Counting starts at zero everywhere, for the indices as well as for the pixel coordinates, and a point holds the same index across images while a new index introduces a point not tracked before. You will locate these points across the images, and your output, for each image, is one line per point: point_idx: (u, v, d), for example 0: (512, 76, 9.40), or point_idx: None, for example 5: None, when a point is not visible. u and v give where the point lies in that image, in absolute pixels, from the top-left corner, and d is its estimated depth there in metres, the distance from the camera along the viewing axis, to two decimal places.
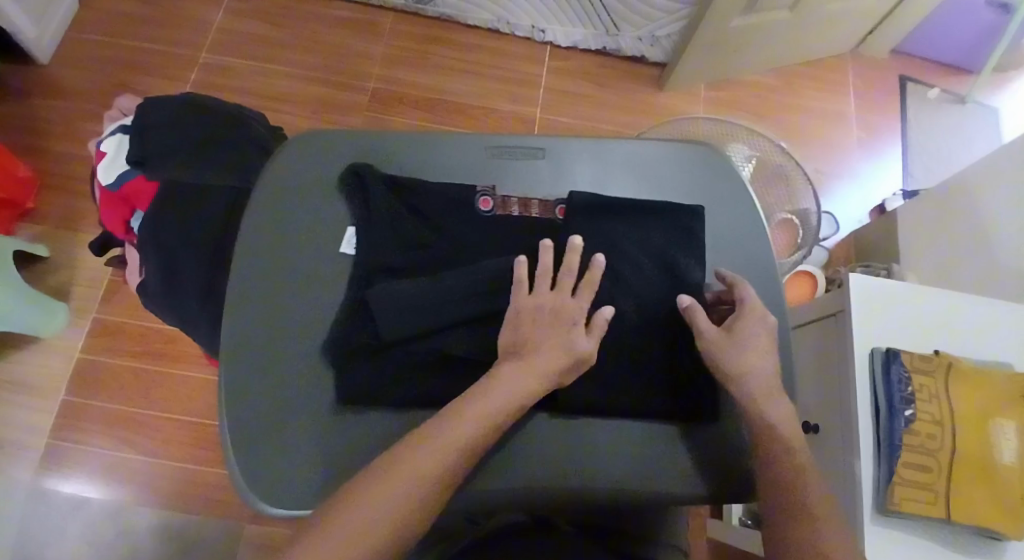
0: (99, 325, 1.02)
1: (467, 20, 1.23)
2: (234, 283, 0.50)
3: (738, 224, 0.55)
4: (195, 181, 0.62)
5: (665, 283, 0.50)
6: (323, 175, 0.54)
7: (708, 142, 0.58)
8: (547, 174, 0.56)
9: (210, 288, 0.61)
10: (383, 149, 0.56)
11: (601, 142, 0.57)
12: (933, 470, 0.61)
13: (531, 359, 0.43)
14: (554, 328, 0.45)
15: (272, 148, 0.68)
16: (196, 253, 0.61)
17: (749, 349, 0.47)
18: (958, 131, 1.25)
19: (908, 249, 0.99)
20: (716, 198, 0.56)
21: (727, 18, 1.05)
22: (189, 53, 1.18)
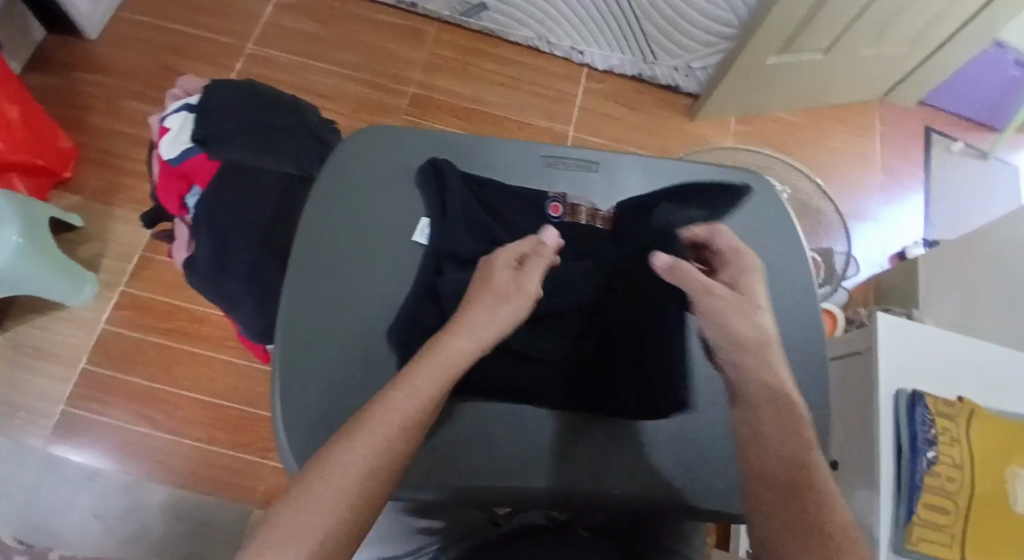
0: (125, 300, 1.03)
1: (510, 35, 1.25)
2: (296, 264, 0.52)
3: (779, 248, 0.59)
4: (255, 162, 0.64)
5: None
6: (391, 170, 0.57)
7: (752, 171, 0.63)
8: (599, 186, 0.59)
9: (261, 268, 0.62)
10: (445, 151, 0.58)
11: (654, 161, 0.61)
12: (953, 512, 0.61)
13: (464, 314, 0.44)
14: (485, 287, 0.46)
15: (326, 138, 0.70)
16: (251, 234, 0.62)
17: (739, 312, 0.45)
18: (979, 184, 1.28)
19: (927, 294, 1.02)
20: (759, 221, 0.60)
21: (765, 56, 1.08)
22: (236, 44, 1.21)
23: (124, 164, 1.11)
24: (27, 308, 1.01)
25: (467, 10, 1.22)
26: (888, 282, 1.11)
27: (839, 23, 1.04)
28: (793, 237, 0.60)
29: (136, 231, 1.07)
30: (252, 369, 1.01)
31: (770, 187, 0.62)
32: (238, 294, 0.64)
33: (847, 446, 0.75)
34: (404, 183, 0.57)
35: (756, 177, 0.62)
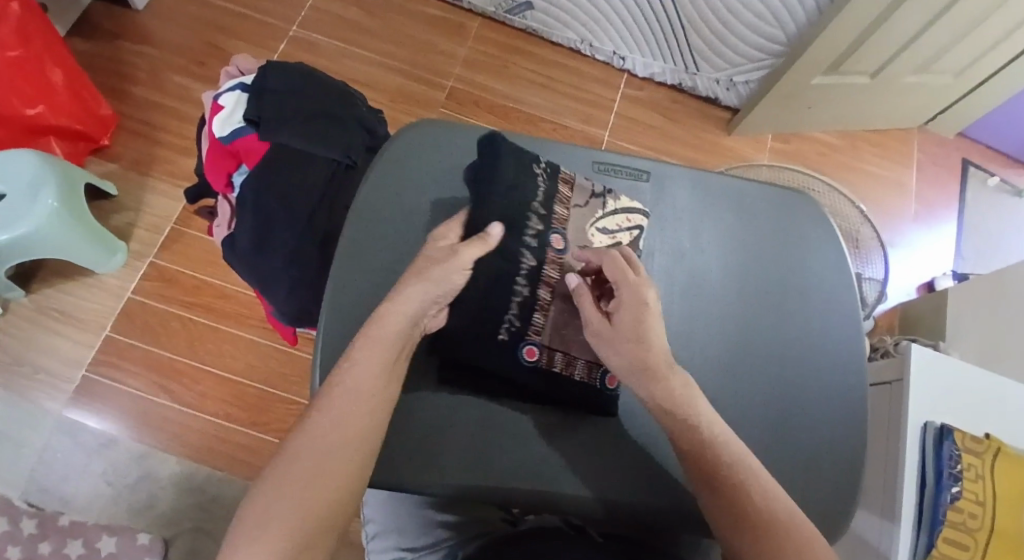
0: (153, 270, 1.04)
1: (552, 36, 1.25)
2: (342, 253, 0.53)
3: (823, 270, 0.59)
4: (305, 147, 0.64)
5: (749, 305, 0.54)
6: (440, 167, 0.57)
7: (802, 192, 0.62)
8: (648, 196, 0.59)
9: (301, 253, 0.63)
10: None
11: (704, 175, 0.61)
12: (970, 549, 0.61)
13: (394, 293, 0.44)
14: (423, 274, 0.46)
15: (375, 128, 0.71)
16: (293, 217, 0.63)
17: (614, 346, 0.45)
18: (1013, 221, 1.27)
19: (956, 328, 1.00)
20: (805, 242, 0.60)
21: (809, 76, 1.07)
22: (279, 24, 1.21)
23: (162, 135, 1.11)
24: (56, 271, 1.02)
25: (512, 7, 1.22)
26: (916, 311, 1.11)
27: (887, 50, 1.03)
28: (839, 261, 0.60)
29: (169, 203, 1.08)
30: (273, 349, 1.02)
31: (818, 209, 0.62)
32: (276, 277, 0.64)
33: (870, 473, 0.75)
34: (455, 180, 0.57)
35: (806, 199, 0.62)
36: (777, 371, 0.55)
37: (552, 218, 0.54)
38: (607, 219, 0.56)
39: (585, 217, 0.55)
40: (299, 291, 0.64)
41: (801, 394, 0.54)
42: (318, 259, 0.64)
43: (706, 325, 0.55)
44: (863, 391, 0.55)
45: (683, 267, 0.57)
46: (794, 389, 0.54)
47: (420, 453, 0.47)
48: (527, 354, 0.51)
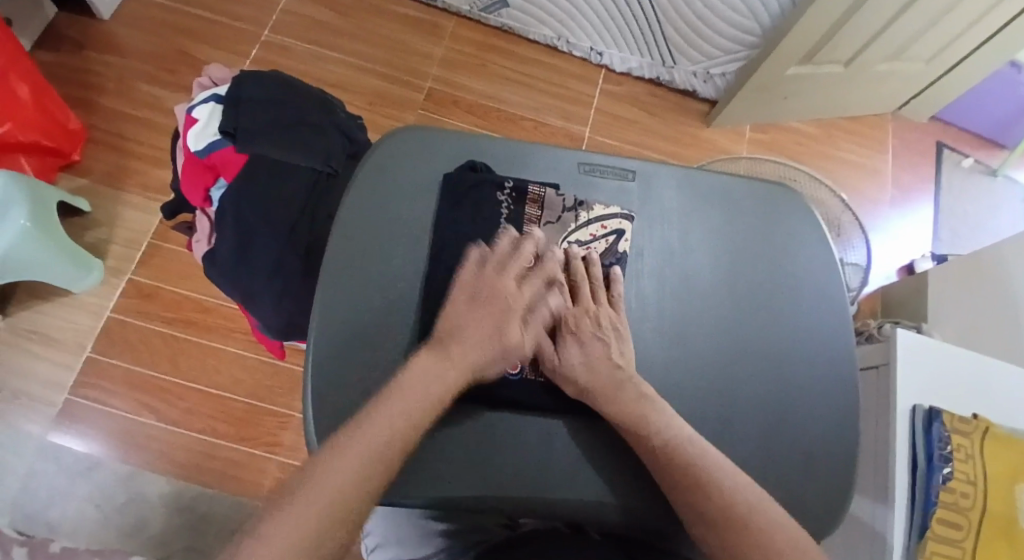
0: (132, 287, 1.01)
1: (528, 34, 1.24)
2: (326, 268, 0.52)
3: (809, 264, 0.60)
4: (280, 157, 0.63)
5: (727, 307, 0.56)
6: (424, 176, 0.56)
7: (788, 186, 0.63)
8: (636, 196, 0.59)
9: (282, 264, 0.61)
10: (477, 159, 0.58)
11: (691, 172, 0.61)
12: (964, 528, 0.62)
13: (455, 350, 0.46)
14: (487, 312, 0.48)
15: (355, 136, 0.70)
16: (272, 228, 0.61)
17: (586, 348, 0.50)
18: (988, 203, 1.29)
19: (937, 310, 1.02)
20: (791, 237, 0.60)
21: (785, 65, 1.08)
22: (251, 30, 1.19)
23: (134, 148, 1.09)
24: (29, 291, 0.99)
25: (487, 6, 1.21)
26: (895, 294, 1.13)
27: (860, 38, 1.05)
28: (826, 254, 0.60)
29: (146, 217, 1.05)
30: (258, 361, 1.00)
31: (804, 201, 0.62)
32: (260, 290, 0.62)
33: (863, 456, 0.76)
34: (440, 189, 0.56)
35: (791, 192, 0.62)
36: (769, 364, 0.55)
37: None
38: (580, 230, 0.56)
39: (558, 232, 0.56)
40: (285, 303, 0.63)
41: (793, 385, 0.55)
42: (302, 272, 0.62)
43: (698, 323, 0.55)
44: (854, 379, 0.56)
45: (673, 265, 0.57)
46: (786, 381, 0.55)
47: (417, 465, 0.47)
48: (511, 366, 0.51)
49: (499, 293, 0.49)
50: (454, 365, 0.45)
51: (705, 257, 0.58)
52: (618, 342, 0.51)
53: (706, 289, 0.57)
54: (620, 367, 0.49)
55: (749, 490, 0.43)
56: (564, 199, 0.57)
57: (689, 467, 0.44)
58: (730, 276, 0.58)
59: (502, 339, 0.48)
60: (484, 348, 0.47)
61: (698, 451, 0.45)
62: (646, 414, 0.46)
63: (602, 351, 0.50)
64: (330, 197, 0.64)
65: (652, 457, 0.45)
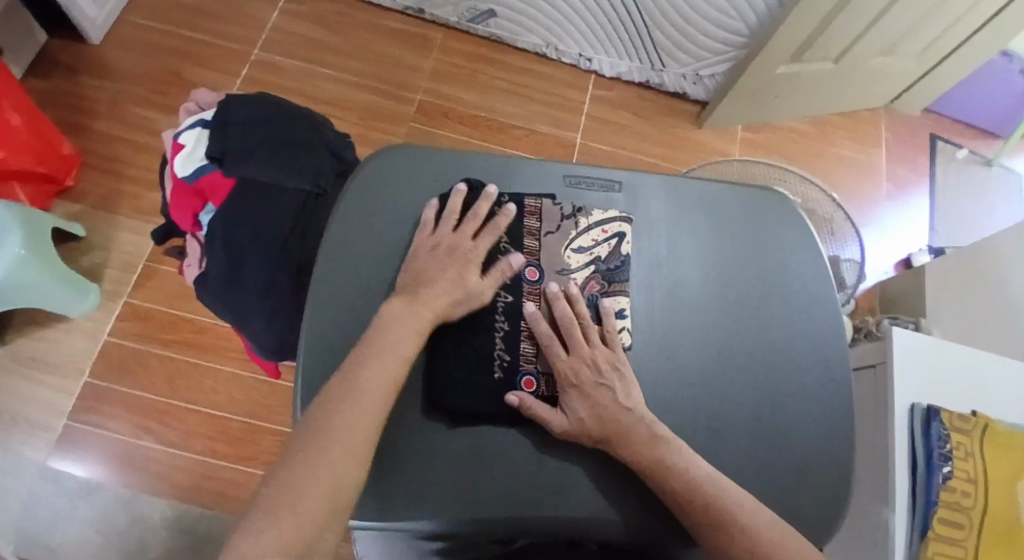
0: (129, 310, 1.02)
1: (517, 42, 1.25)
2: (315, 292, 0.52)
3: (800, 269, 0.59)
4: (268, 179, 0.63)
5: (718, 317, 0.56)
6: (410, 194, 0.57)
7: (776, 190, 0.63)
8: (624, 205, 0.59)
9: (272, 286, 0.61)
10: (462, 175, 0.58)
11: (678, 180, 0.61)
12: (966, 527, 0.61)
13: (418, 293, 0.49)
14: (446, 261, 0.51)
15: (343, 154, 0.70)
16: (261, 250, 0.61)
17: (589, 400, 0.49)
18: (985, 195, 1.29)
19: (935, 305, 1.02)
20: (781, 241, 0.60)
21: (773, 65, 1.08)
22: (240, 49, 1.19)
23: (127, 171, 1.09)
24: (27, 317, 0.99)
25: (475, 16, 1.21)
26: (893, 290, 1.13)
27: (848, 34, 1.04)
28: (816, 257, 0.60)
29: (141, 240, 1.06)
30: (256, 380, 1.00)
31: (792, 206, 0.62)
32: (252, 313, 0.63)
33: (863, 456, 0.75)
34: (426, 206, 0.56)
35: (780, 197, 0.62)
36: (762, 371, 0.55)
37: (523, 251, 0.55)
38: (581, 239, 0.56)
39: (559, 241, 0.56)
40: (277, 324, 0.63)
41: (786, 391, 0.54)
42: (292, 293, 0.62)
43: (689, 332, 0.55)
44: (849, 382, 0.56)
45: (662, 274, 0.57)
46: (781, 387, 0.54)
47: (409, 487, 0.46)
48: (527, 386, 0.50)
49: (456, 245, 0.52)
50: (422, 308, 0.48)
51: (694, 267, 0.58)
52: (622, 383, 0.50)
53: (697, 299, 0.57)
54: (628, 410, 0.48)
55: (768, 526, 0.44)
56: (560, 207, 0.57)
57: (715, 508, 0.44)
58: (721, 287, 0.57)
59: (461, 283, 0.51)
60: (449, 289, 0.50)
61: (716, 488, 0.45)
62: (664, 456, 0.46)
63: (606, 395, 0.49)
64: (318, 217, 0.65)
65: (677, 500, 0.45)
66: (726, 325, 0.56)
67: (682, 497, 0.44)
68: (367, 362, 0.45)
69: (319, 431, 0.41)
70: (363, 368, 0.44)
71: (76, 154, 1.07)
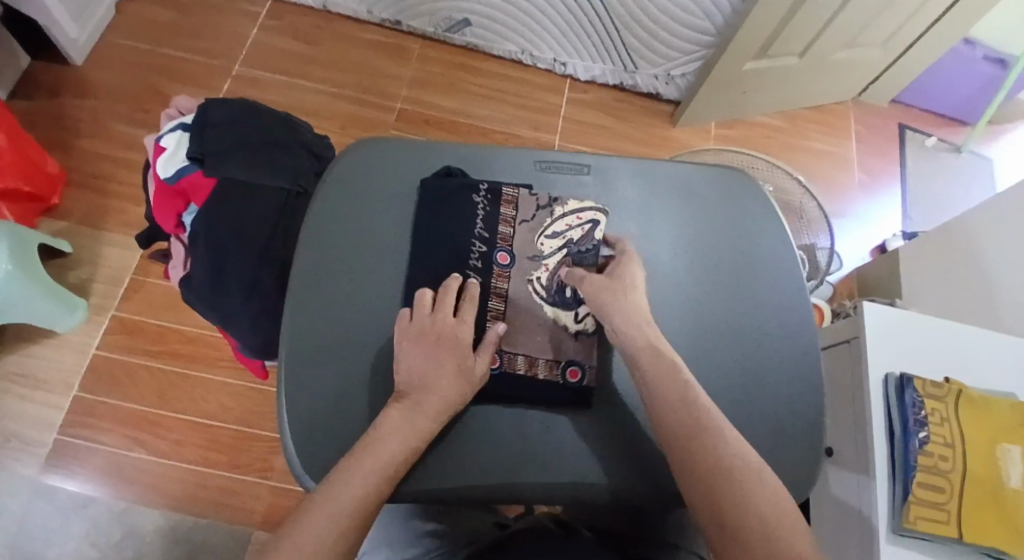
0: (117, 323, 1.02)
1: (493, 50, 1.28)
2: (295, 283, 0.54)
3: (767, 242, 0.61)
4: (249, 179, 0.64)
5: (691, 291, 0.58)
6: (384, 185, 0.58)
7: (740, 169, 0.65)
8: (593, 189, 0.61)
9: (255, 283, 0.63)
10: (436, 166, 0.60)
11: (645, 164, 0.63)
12: (946, 491, 0.62)
13: (419, 401, 0.46)
14: (437, 351, 0.48)
15: (323, 153, 0.72)
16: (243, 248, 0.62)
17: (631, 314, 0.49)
18: (954, 181, 1.32)
19: (911, 285, 1.04)
20: (748, 216, 0.62)
21: (740, 62, 1.12)
22: (222, 65, 1.22)
23: (113, 187, 1.10)
24: (15, 334, 1.00)
25: (451, 26, 1.24)
26: (869, 275, 1.15)
27: (811, 28, 1.08)
28: (782, 231, 0.62)
29: (127, 254, 1.07)
30: (245, 388, 1.01)
31: (756, 183, 0.65)
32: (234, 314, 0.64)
33: (843, 432, 0.77)
34: (402, 196, 0.58)
35: (743, 175, 0.64)
36: (734, 341, 0.56)
37: (496, 237, 0.56)
38: (556, 224, 0.57)
39: (532, 230, 0.57)
40: (260, 322, 0.64)
41: (758, 358, 0.56)
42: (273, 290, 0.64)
43: (662, 307, 0.57)
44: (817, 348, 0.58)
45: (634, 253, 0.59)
46: (755, 355, 0.56)
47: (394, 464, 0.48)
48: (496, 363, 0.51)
49: (453, 337, 0.49)
50: (424, 416, 0.45)
51: (662, 244, 0.60)
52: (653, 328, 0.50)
53: (667, 275, 0.58)
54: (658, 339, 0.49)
55: (758, 473, 0.41)
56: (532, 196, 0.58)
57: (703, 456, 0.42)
58: (691, 264, 0.59)
59: (461, 373, 0.47)
60: (451, 385, 0.47)
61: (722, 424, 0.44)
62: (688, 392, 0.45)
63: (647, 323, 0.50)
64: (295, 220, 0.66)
65: (680, 423, 0.43)
66: (699, 299, 0.58)
67: (686, 429, 0.43)
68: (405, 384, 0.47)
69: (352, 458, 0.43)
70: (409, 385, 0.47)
71: (61, 171, 1.08)
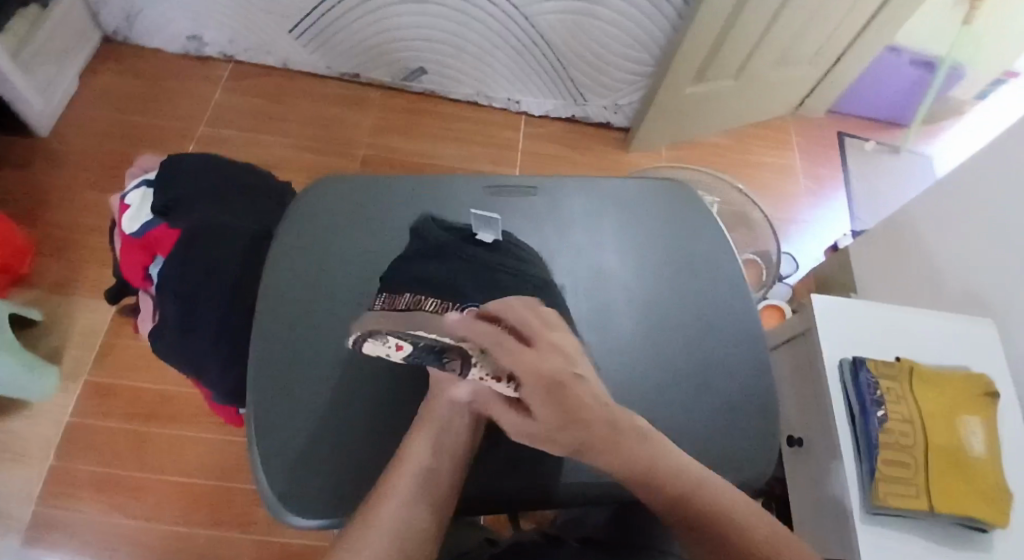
0: (91, 387, 1.02)
1: (450, 94, 1.34)
2: (262, 319, 0.56)
3: (709, 244, 0.66)
4: (213, 224, 0.65)
5: (642, 294, 0.61)
6: (343, 221, 0.62)
7: (677, 180, 0.70)
8: (541, 208, 0.65)
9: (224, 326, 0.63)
10: (393, 200, 0.64)
11: (587, 181, 0.68)
12: (911, 465, 0.65)
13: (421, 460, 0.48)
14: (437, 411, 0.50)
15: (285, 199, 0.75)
16: (210, 291, 0.62)
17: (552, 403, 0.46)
18: (897, 180, 1.40)
19: (864, 279, 1.09)
20: (688, 222, 0.67)
21: (681, 86, 1.19)
22: (188, 128, 1.25)
23: (83, 253, 1.12)
24: None
25: (408, 74, 1.31)
26: (826, 274, 1.20)
27: (743, 50, 1.16)
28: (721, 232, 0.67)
29: (99, 318, 1.08)
30: (225, 441, 1.00)
31: (693, 192, 0.69)
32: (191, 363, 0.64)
33: (809, 423, 0.79)
34: (361, 230, 0.61)
35: (680, 185, 0.69)
36: (688, 336, 0.59)
37: None
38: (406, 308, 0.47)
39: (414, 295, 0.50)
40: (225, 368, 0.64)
41: (710, 351, 0.59)
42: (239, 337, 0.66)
43: (616, 311, 0.60)
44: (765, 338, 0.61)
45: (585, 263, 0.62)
46: (706, 349, 0.59)
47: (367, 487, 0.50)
48: None
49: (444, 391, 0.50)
50: (429, 470, 0.47)
51: (613, 253, 0.63)
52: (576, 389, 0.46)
53: (619, 281, 0.62)
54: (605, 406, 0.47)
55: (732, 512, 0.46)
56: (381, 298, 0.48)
57: (691, 499, 0.46)
58: (640, 269, 0.63)
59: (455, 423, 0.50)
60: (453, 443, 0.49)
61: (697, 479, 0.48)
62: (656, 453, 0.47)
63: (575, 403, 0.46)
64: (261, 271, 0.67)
65: (659, 491, 0.47)
66: (650, 301, 0.61)
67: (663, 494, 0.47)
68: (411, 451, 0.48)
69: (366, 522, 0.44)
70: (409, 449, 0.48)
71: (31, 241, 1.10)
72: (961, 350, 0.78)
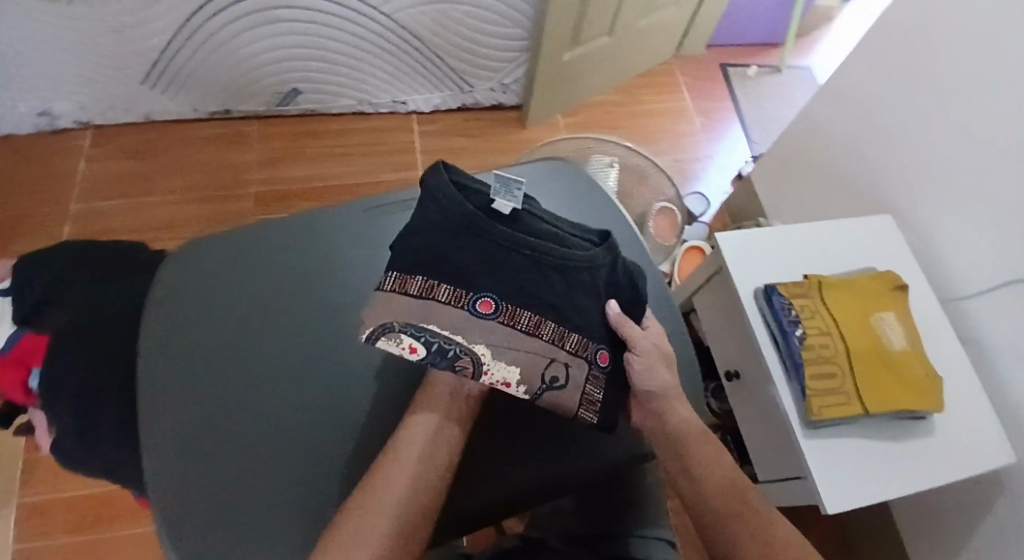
0: (21, 509, 0.94)
1: (332, 109, 1.29)
2: (152, 407, 0.51)
3: (602, 215, 0.68)
4: (77, 317, 0.59)
5: None
6: (215, 284, 0.58)
7: (559, 159, 0.72)
8: None
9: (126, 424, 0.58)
10: (264, 250, 0.61)
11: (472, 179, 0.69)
12: (838, 373, 0.68)
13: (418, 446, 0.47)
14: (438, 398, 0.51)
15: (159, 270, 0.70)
16: (100, 392, 0.58)
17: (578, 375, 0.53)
18: (784, 97, 1.44)
19: (772, 202, 1.13)
20: (578, 196, 0.69)
21: (559, 53, 1.18)
22: (59, 208, 1.16)
23: None
24: None
25: (282, 98, 1.25)
26: (737, 205, 1.23)
27: (609, 5, 1.16)
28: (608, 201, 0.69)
29: (11, 436, 0.99)
30: None
31: (578, 167, 0.71)
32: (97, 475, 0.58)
33: (743, 356, 0.82)
34: (239, 288, 0.58)
35: (563, 162, 0.71)
36: None
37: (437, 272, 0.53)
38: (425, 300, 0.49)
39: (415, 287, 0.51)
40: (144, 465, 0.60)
41: None
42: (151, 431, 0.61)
43: None
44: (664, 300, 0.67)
45: None
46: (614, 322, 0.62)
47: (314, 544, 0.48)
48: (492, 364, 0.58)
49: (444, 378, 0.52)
50: (431, 457, 0.47)
51: None
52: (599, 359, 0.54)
53: None
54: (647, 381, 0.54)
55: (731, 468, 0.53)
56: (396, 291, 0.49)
57: (693, 447, 0.53)
58: None
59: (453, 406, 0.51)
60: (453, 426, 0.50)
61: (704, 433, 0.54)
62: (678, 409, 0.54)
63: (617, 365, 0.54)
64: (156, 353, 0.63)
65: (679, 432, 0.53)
66: None
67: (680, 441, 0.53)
68: (412, 439, 0.48)
69: (360, 508, 0.43)
70: (407, 441, 0.48)
71: None
72: (863, 251, 0.82)
